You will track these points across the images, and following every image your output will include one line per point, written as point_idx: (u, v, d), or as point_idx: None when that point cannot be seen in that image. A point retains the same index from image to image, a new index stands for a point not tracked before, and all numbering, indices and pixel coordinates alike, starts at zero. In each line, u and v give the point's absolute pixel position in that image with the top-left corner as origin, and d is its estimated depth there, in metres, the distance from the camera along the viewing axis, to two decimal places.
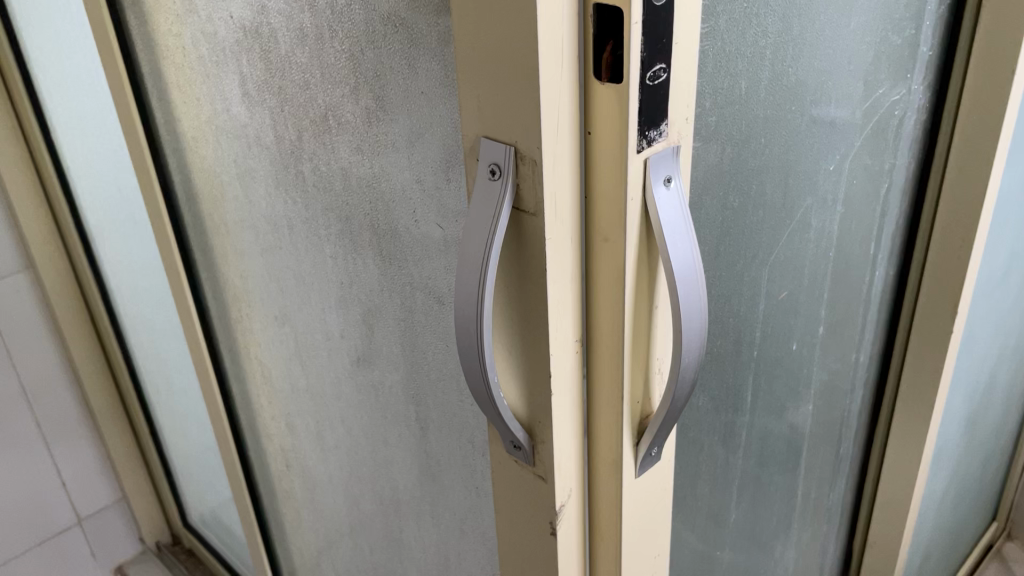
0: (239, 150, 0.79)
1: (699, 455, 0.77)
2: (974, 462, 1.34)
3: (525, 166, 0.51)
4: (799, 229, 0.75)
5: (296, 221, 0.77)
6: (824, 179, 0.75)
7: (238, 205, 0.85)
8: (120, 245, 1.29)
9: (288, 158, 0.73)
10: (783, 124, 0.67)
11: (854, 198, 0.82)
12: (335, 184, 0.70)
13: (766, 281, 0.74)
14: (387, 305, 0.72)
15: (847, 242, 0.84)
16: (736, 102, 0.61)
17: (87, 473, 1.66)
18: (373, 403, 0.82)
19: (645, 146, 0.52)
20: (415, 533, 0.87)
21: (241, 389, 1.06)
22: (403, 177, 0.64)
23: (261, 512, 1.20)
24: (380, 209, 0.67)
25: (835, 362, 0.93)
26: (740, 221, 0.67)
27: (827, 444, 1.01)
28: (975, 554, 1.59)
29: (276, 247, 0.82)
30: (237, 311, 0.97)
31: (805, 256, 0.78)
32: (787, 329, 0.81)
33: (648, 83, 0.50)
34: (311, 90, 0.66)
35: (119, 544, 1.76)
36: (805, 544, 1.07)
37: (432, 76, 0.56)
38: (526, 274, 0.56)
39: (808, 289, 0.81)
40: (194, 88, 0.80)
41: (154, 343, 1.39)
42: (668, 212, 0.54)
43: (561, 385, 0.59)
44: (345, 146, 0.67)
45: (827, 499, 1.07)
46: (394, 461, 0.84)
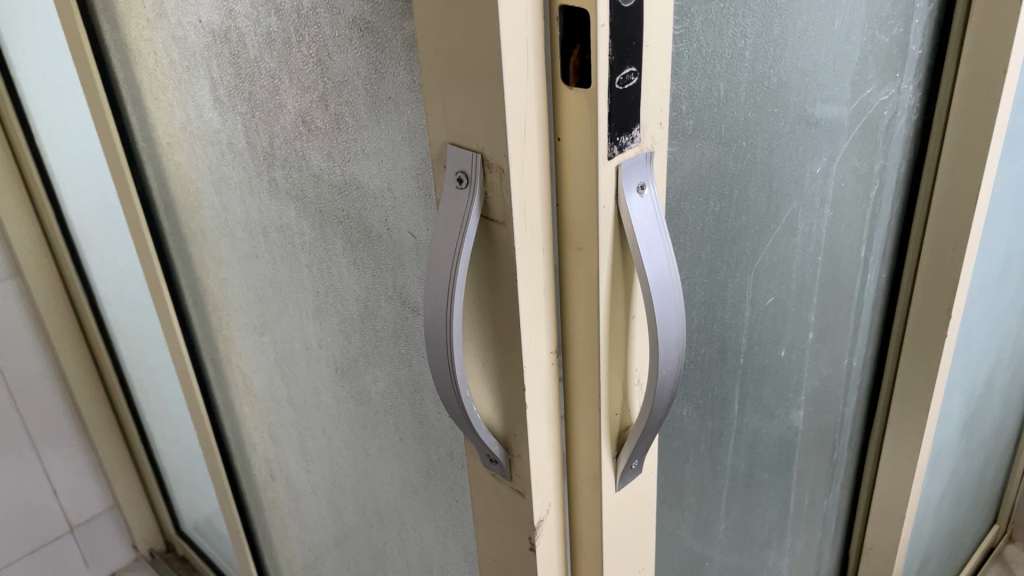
0: (213, 156, 0.77)
1: (685, 466, 0.76)
2: (973, 465, 1.32)
3: (493, 174, 0.49)
4: (785, 234, 0.73)
5: (271, 228, 0.76)
6: (811, 181, 0.74)
7: (215, 212, 0.83)
8: (106, 252, 1.28)
9: (261, 164, 0.72)
10: (766, 126, 0.65)
11: (843, 200, 0.80)
12: (308, 191, 0.68)
13: (751, 287, 0.72)
14: (362, 315, 0.71)
15: (836, 246, 0.82)
16: (715, 105, 0.59)
17: (77, 480, 1.64)
18: (353, 414, 0.80)
19: (617, 153, 0.50)
20: (398, 545, 0.85)
21: (225, 397, 1.05)
22: (374, 184, 0.62)
23: (249, 521, 1.18)
24: (354, 216, 0.65)
25: (826, 368, 0.91)
26: (723, 226, 0.65)
27: (821, 450, 0.99)
28: (978, 556, 1.57)
29: (252, 255, 0.80)
30: (217, 319, 0.95)
31: (792, 261, 0.76)
32: (774, 335, 0.79)
33: (618, 87, 0.48)
34: (281, 95, 0.65)
35: (112, 552, 1.75)
36: (799, 552, 1.05)
37: (400, 82, 0.54)
38: (497, 284, 0.54)
39: (797, 294, 0.79)
40: (167, 93, 0.78)
41: (143, 351, 1.38)
42: (642, 221, 0.52)
43: (536, 398, 0.57)
44: (317, 153, 0.65)
45: (821, 505, 1.05)
46: (375, 473, 0.82)
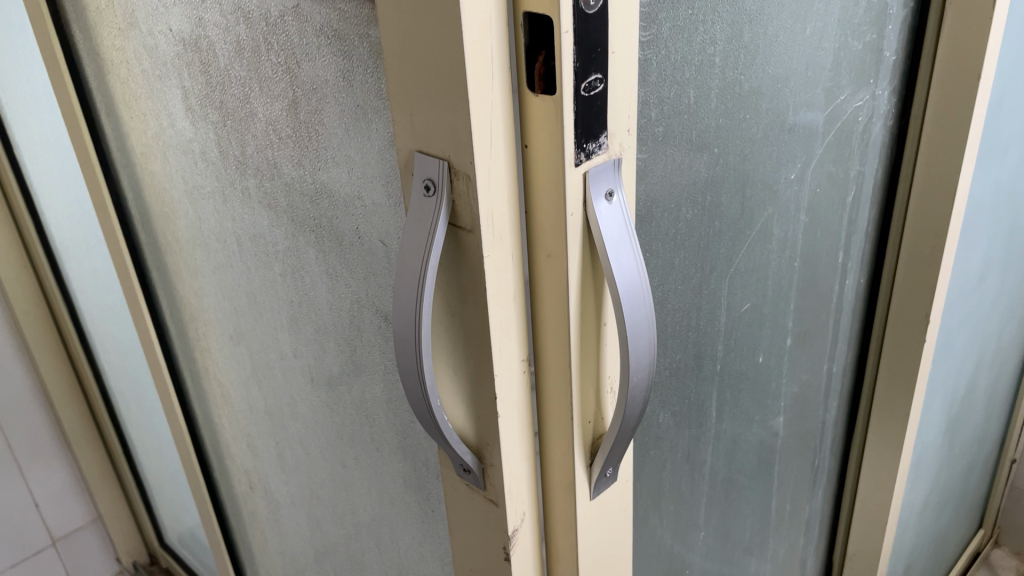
0: (186, 165, 0.77)
1: (662, 473, 0.75)
2: (957, 469, 1.32)
3: (460, 182, 0.49)
4: (760, 240, 0.73)
5: (244, 237, 0.75)
6: (786, 187, 0.74)
7: (189, 222, 0.82)
8: (85, 262, 1.27)
9: (233, 173, 0.71)
10: (738, 132, 0.65)
11: (819, 205, 0.80)
12: (280, 200, 0.68)
13: (726, 294, 0.72)
14: (336, 324, 0.70)
15: (813, 252, 0.82)
16: (686, 111, 0.59)
17: (59, 492, 1.63)
18: (329, 423, 0.79)
19: (584, 160, 0.50)
20: (376, 556, 0.84)
21: (204, 408, 1.04)
22: (344, 192, 0.62)
23: (230, 533, 1.17)
24: (325, 225, 0.65)
25: (806, 374, 0.91)
26: (696, 233, 0.65)
27: (802, 456, 0.99)
28: (963, 561, 1.57)
29: (227, 265, 0.80)
30: (194, 329, 0.95)
31: (767, 268, 0.76)
32: (751, 342, 0.79)
33: (583, 94, 0.48)
34: (252, 103, 0.64)
35: (95, 565, 1.74)
36: (782, 558, 1.05)
37: (367, 89, 0.54)
38: (467, 291, 0.54)
39: (773, 300, 0.79)
40: (139, 103, 0.78)
41: (123, 362, 1.37)
42: (611, 227, 0.52)
43: (507, 406, 0.57)
44: (288, 161, 0.65)
45: (804, 511, 1.05)
46: (352, 483, 0.82)
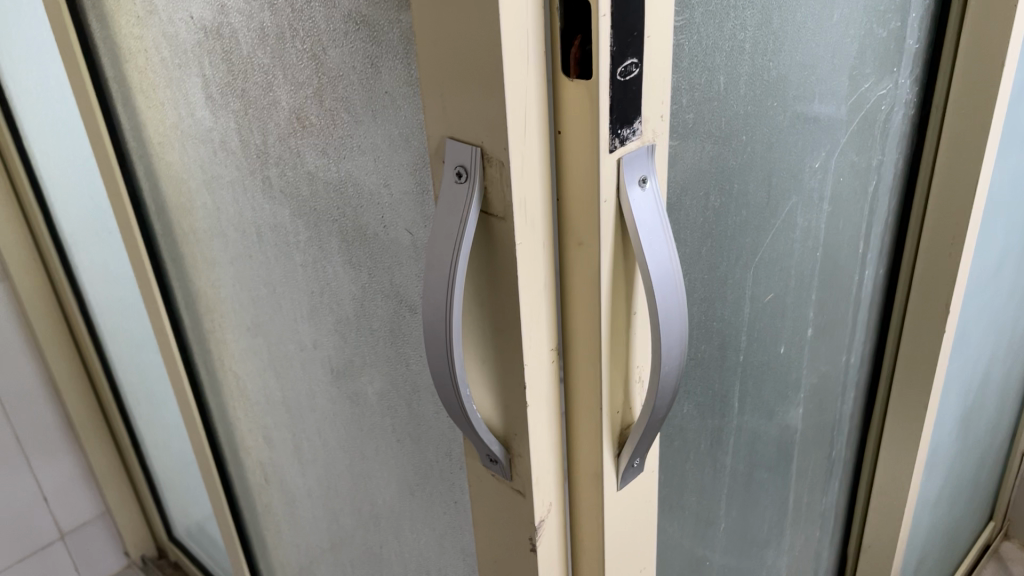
0: (205, 155, 0.76)
1: (685, 464, 0.75)
2: (969, 461, 1.32)
3: (492, 168, 0.49)
4: (784, 229, 0.73)
5: (265, 228, 0.75)
6: (810, 176, 0.73)
7: (207, 213, 0.82)
8: (97, 254, 1.26)
9: (254, 163, 0.71)
10: (765, 120, 0.64)
11: (842, 195, 0.79)
12: (303, 190, 0.68)
13: (750, 284, 0.71)
14: (358, 315, 0.70)
15: (834, 243, 0.81)
16: (715, 98, 0.58)
17: (68, 486, 1.62)
18: (349, 415, 0.79)
19: (618, 146, 0.49)
20: (395, 548, 0.84)
21: (218, 400, 1.04)
22: (370, 181, 0.61)
23: (242, 526, 1.17)
24: (349, 214, 0.65)
25: (824, 365, 0.91)
26: (723, 221, 0.65)
27: (819, 448, 0.98)
28: (973, 554, 1.57)
29: (246, 255, 0.80)
30: (209, 320, 0.94)
31: (791, 258, 0.75)
32: (774, 333, 0.78)
33: (619, 79, 0.47)
34: (275, 91, 0.64)
35: (103, 559, 1.73)
36: (798, 551, 1.05)
37: (396, 76, 0.54)
38: (497, 280, 0.53)
39: (795, 291, 0.79)
40: (157, 92, 0.77)
41: (134, 354, 1.37)
42: (644, 214, 0.52)
43: (536, 397, 0.56)
44: (311, 150, 0.64)
45: (820, 503, 1.05)
46: (372, 475, 0.81)
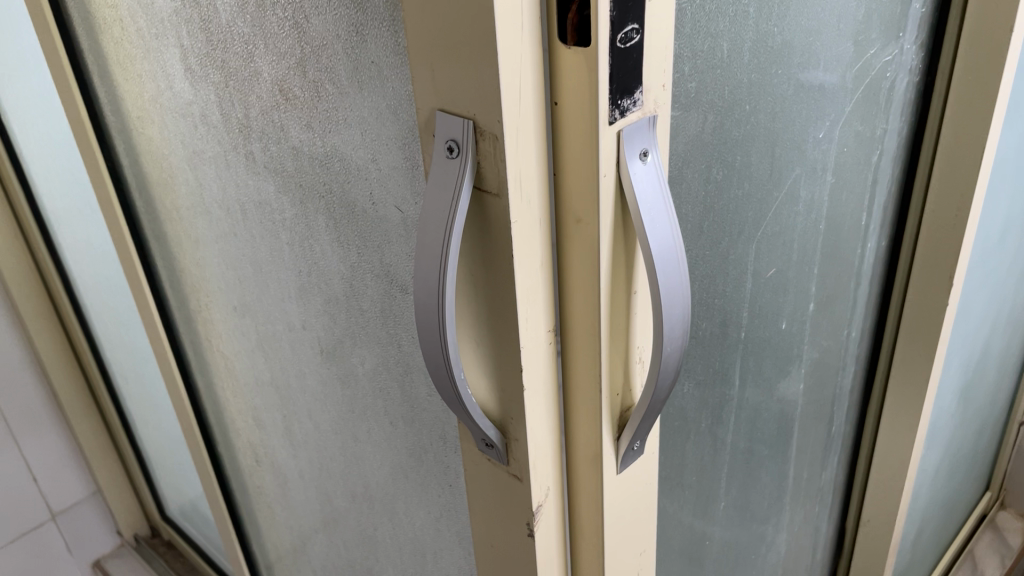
0: (186, 130, 0.74)
1: (686, 444, 0.73)
2: (968, 432, 1.31)
3: (486, 142, 0.46)
4: (787, 202, 0.70)
5: (249, 205, 0.72)
6: (814, 147, 0.71)
7: (190, 189, 0.79)
8: (80, 231, 1.23)
9: (237, 137, 0.68)
10: (768, 89, 0.62)
11: (845, 166, 0.77)
12: (287, 165, 0.65)
13: (753, 259, 0.69)
14: (347, 295, 0.68)
15: (837, 215, 0.79)
16: (718, 66, 0.56)
17: (58, 466, 1.59)
18: (341, 397, 0.77)
19: (618, 118, 0.47)
20: (390, 530, 0.82)
21: (206, 380, 1.01)
22: (357, 156, 0.58)
23: (235, 507, 1.15)
24: (336, 191, 0.62)
25: (825, 340, 0.89)
26: (725, 193, 0.62)
27: (819, 423, 0.97)
28: (970, 523, 1.57)
29: (230, 233, 0.77)
30: (195, 300, 0.92)
31: (793, 231, 0.73)
32: (775, 309, 0.76)
33: (618, 46, 0.44)
34: (256, 62, 0.61)
35: (97, 540, 1.70)
36: (797, 526, 1.04)
37: (383, 44, 0.51)
38: (492, 259, 0.51)
39: (798, 266, 0.76)
40: (135, 64, 0.74)
41: (121, 333, 1.34)
42: (645, 189, 0.49)
43: (533, 380, 0.54)
44: (295, 124, 0.62)
45: (819, 478, 1.04)
46: (365, 458, 0.79)
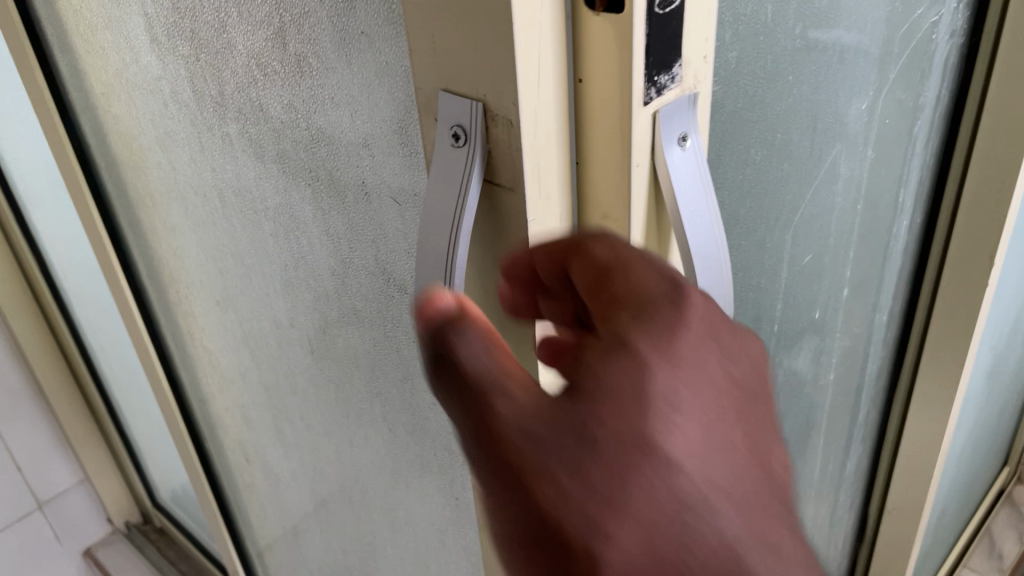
0: (154, 108, 0.66)
1: None
2: (993, 411, 1.25)
3: (498, 128, 0.39)
4: (827, 181, 0.63)
5: (227, 192, 0.65)
6: (856, 119, 0.63)
7: (162, 173, 0.72)
8: (54, 212, 1.16)
9: (211, 117, 0.60)
10: (812, 55, 0.54)
11: (886, 139, 0.70)
12: (268, 149, 0.58)
13: (789, 246, 0.62)
14: (339, 293, 0.61)
15: (875, 192, 0.72)
16: (762, 32, 0.48)
17: (43, 455, 1.51)
18: (334, 400, 0.70)
19: (654, 96, 0.39)
20: (391, 538, 0.77)
21: (191, 374, 0.95)
22: (347, 139, 0.51)
23: (226, 504, 1.09)
24: (324, 179, 0.55)
25: (856, 327, 0.83)
26: (764, 176, 0.55)
27: (845, 412, 0.91)
28: (988, 501, 1.52)
29: (208, 222, 0.70)
30: (175, 291, 0.85)
31: (831, 213, 0.66)
32: (809, 298, 0.70)
33: (657, 12, 0.37)
34: (229, 33, 0.53)
35: (86, 529, 1.63)
36: (819, 518, 0.98)
37: (374, 12, 0.43)
38: (506, 261, 0.44)
39: (834, 250, 0.70)
40: (96, 34, 0.66)
41: (102, 318, 1.28)
42: (685, 179, 0.42)
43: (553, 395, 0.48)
44: (275, 103, 0.54)
45: (843, 467, 0.98)
46: (362, 464, 0.73)
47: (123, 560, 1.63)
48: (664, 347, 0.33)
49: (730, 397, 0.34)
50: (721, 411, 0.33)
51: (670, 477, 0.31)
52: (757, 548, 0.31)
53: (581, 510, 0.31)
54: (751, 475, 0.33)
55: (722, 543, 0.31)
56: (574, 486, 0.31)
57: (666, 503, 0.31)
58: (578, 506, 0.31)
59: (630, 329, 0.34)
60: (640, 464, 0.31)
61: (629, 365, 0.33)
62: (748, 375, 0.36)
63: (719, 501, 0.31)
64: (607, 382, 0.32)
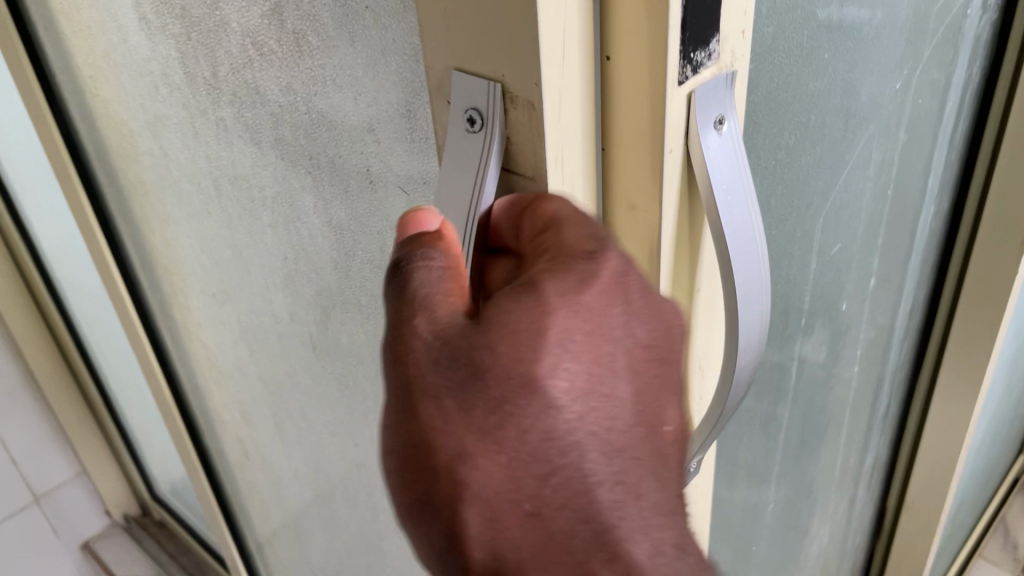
0: (144, 91, 0.62)
1: (735, 448, 0.64)
2: (1012, 400, 1.22)
3: (518, 111, 0.35)
4: (859, 166, 0.60)
5: (222, 180, 0.61)
6: (890, 100, 0.60)
7: (155, 161, 0.68)
8: (46, 200, 1.12)
9: (204, 101, 0.57)
10: (849, 31, 0.51)
11: (918, 121, 0.66)
12: (266, 135, 0.54)
13: (819, 236, 0.59)
14: (342, 288, 0.57)
15: (905, 177, 0.69)
16: (800, 6, 0.44)
17: (39, 448, 1.47)
18: (338, 399, 0.67)
19: (690, 76, 0.36)
20: (398, 541, 0.74)
21: (189, 369, 0.91)
22: (350, 124, 0.47)
23: (227, 501, 1.06)
24: (326, 166, 0.51)
25: (881, 318, 0.79)
26: (797, 161, 0.52)
27: (867, 406, 0.88)
28: (1004, 490, 1.50)
29: (203, 212, 0.66)
30: (170, 284, 0.81)
31: (862, 200, 0.63)
32: (836, 289, 0.66)
33: None
34: (222, 9, 0.49)
35: (85, 522, 1.61)
36: (837, 514, 0.96)
37: None
38: None
39: (863, 239, 0.66)
40: (83, 13, 0.62)
41: (98, 309, 1.24)
42: (721, 166, 0.38)
43: None
44: (272, 86, 0.50)
45: (862, 461, 0.95)
46: (367, 465, 0.70)
47: (123, 553, 1.60)
48: (574, 295, 0.33)
49: (624, 349, 0.34)
50: (611, 361, 0.34)
51: (551, 426, 0.32)
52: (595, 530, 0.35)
53: (461, 436, 0.33)
54: (625, 422, 0.34)
55: (580, 482, 0.34)
56: (455, 416, 0.32)
57: (541, 442, 0.32)
58: (456, 434, 0.32)
59: (546, 273, 0.34)
60: (525, 416, 0.32)
61: (535, 305, 0.32)
62: (652, 317, 0.35)
63: (586, 477, 0.34)
64: (510, 318, 0.32)
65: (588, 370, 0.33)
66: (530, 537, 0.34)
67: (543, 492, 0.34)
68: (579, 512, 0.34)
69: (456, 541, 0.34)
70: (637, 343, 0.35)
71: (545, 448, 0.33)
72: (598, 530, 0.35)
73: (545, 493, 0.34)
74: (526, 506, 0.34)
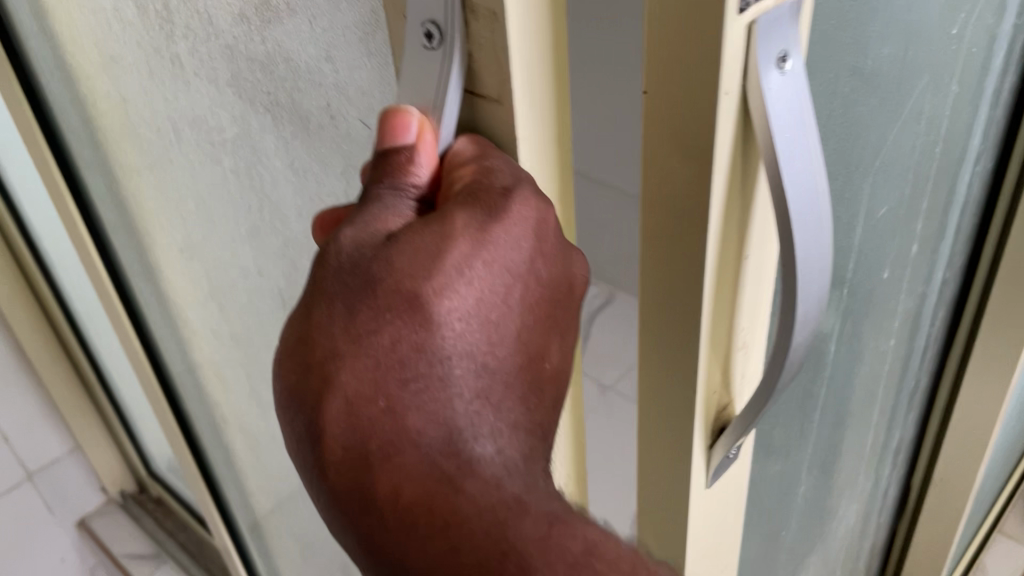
0: (95, 28, 0.58)
1: (771, 429, 0.59)
2: None
3: (480, 23, 0.31)
4: (911, 120, 0.54)
5: (182, 122, 0.57)
6: (946, 47, 0.54)
7: (114, 108, 0.64)
8: None
9: (157, 36, 0.52)
10: None
11: (970, 73, 0.60)
12: (222, 71, 0.50)
13: (866, 197, 0.53)
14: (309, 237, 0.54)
15: (953, 135, 0.63)
16: None
17: (32, 424, 1.43)
18: None
19: (753, 3, 0.30)
20: None
21: (181, 344, 0.86)
22: (306, 54, 0.42)
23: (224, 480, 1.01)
24: (285, 103, 0.46)
25: (918, 287, 0.74)
26: (849, 113, 0.46)
27: (898, 381, 0.83)
28: None
29: (167, 158, 0.63)
30: (159, 255, 0.76)
31: (911, 159, 0.57)
32: (879, 257, 0.61)
33: None
34: None
35: (81, 499, 1.56)
36: (864, 493, 0.91)
37: None
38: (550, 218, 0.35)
39: (909, 202, 0.61)
40: None
41: None
42: (783, 111, 0.33)
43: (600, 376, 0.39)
44: (224, 14, 0.46)
45: (891, 437, 0.90)
46: None
47: (120, 529, 1.57)
48: (479, 230, 0.34)
49: (520, 289, 0.36)
50: (503, 299, 0.36)
51: (427, 340, 0.35)
52: (448, 440, 0.35)
53: (339, 337, 0.35)
54: (506, 349, 0.36)
55: (442, 398, 0.35)
56: (341, 314, 0.35)
57: (413, 351, 0.35)
58: (335, 334, 0.35)
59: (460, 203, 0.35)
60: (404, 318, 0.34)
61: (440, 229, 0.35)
62: (555, 268, 0.37)
63: (453, 392, 0.35)
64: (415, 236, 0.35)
65: (477, 303, 0.35)
66: (384, 434, 0.35)
67: (404, 399, 0.35)
68: (437, 427, 0.35)
69: (316, 435, 0.35)
70: (533, 291, 0.37)
71: (416, 358, 0.35)
72: (448, 440, 0.35)
73: (406, 399, 0.35)
74: (382, 406, 0.35)
